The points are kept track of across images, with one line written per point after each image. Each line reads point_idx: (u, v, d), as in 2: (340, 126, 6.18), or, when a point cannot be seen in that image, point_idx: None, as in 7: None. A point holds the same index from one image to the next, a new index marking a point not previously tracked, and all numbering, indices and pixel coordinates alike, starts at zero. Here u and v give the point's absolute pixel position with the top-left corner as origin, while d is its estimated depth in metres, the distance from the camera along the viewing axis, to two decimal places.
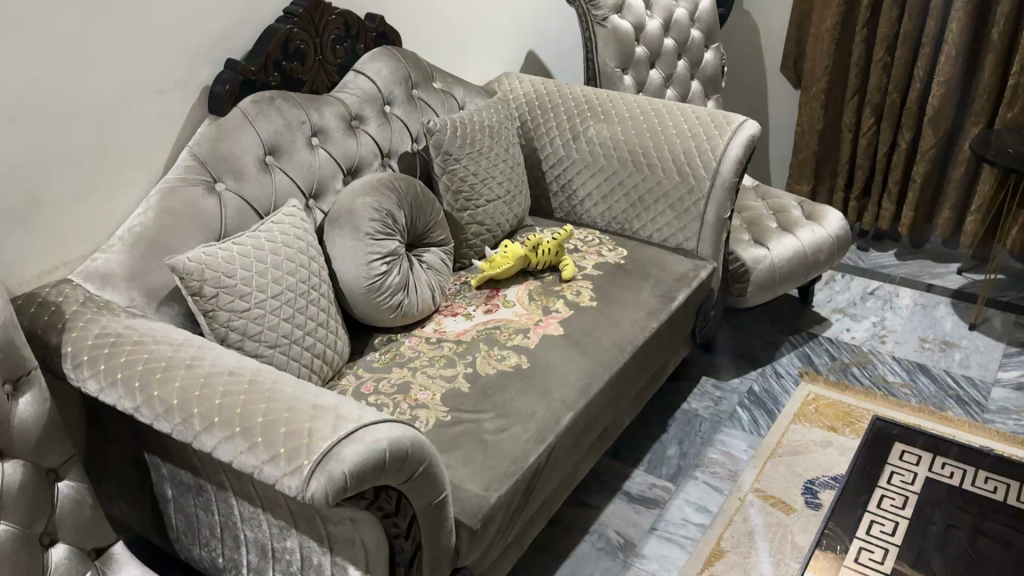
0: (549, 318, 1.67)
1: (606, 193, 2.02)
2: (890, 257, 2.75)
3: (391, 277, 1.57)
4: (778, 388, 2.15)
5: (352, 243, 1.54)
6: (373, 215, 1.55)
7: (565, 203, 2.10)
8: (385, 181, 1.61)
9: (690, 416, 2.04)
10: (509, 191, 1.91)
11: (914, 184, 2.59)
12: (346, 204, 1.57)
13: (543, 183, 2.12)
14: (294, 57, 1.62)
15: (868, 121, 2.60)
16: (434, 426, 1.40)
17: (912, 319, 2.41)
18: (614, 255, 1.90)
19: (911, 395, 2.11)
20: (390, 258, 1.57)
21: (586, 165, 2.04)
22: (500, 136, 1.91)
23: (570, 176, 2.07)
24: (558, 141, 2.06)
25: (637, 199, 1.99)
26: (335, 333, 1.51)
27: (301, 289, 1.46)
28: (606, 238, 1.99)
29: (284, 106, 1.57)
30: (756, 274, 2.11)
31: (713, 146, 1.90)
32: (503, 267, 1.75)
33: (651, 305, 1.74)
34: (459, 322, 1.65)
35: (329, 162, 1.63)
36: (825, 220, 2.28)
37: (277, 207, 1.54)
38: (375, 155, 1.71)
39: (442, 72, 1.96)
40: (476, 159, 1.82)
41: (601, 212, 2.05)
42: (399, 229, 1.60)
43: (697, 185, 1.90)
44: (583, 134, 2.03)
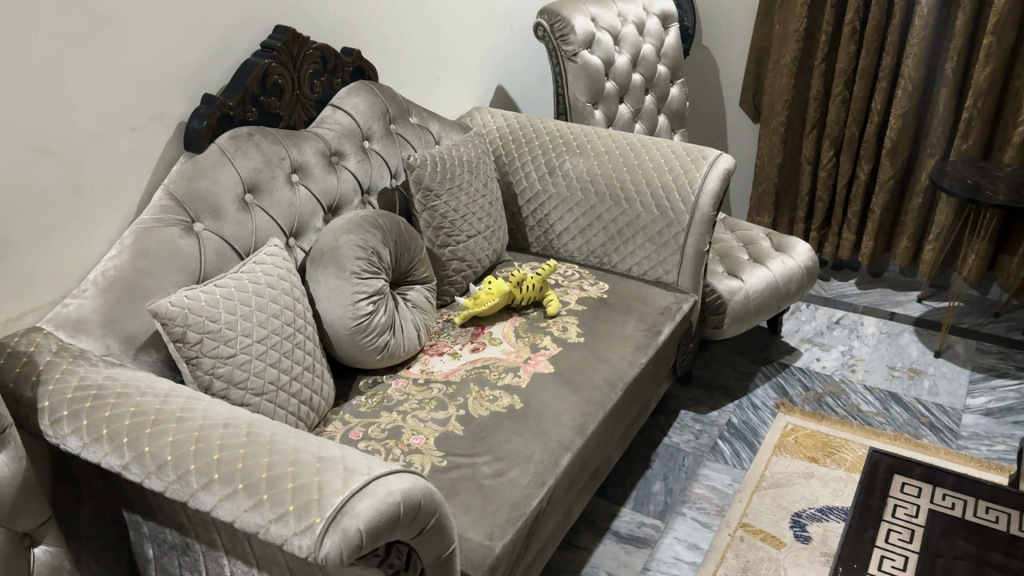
0: (538, 356, 1.63)
1: (583, 227, 2.01)
2: (851, 285, 2.79)
3: (377, 317, 1.52)
4: (756, 419, 2.14)
5: (337, 282, 1.48)
6: (358, 253, 1.51)
7: (541, 237, 2.08)
8: (368, 219, 1.56)
9: (673, 451, 2.02)
10: (488, 226, 1.88)
11: (874, 214, 2.65)
12: (329, 242, 1.52)
13: (518, 218, 2.09)
14: (272, 91, 1.56)
15: (828, 153, 2.65)
16: (431, 472, 1.35)
17: (879, 347, 2.44)
18: (596, 290, 1.88)
19: (886, 424, 2.13)
20: (376, 298, 1.52)
21: (562, 200, 2.02)
22: (478, 171, 1.88)
23: (546, 211, 2.05)
24: (533, 176, 2.05)
25: (615, 233, 1.97)
26: (321, 378, 1.45)
27: (287, 333, 1.39)
28: (585, 272, 1.97)
29: (264, 142, 1.51)
30: (732, 306, 2.11)
31: (691, 180, 1.90)
32: (489, 303, 1.71)
33: (638, 341, 1.72)
34: (446, 362, 1.61)
35: (310, 199, 1.57)
36: (794, 250, 2.30)
37: (258, 247, 1.48)
38: (355, 191, 1.66)
39: (417, 106, 1.92)
40: (455, 195, 1.80)
41: (578, 247, 2.04)
42: (384, 267, 1.55)
43: (676, 219, 1.90)
44: (559, 169, 2.02)
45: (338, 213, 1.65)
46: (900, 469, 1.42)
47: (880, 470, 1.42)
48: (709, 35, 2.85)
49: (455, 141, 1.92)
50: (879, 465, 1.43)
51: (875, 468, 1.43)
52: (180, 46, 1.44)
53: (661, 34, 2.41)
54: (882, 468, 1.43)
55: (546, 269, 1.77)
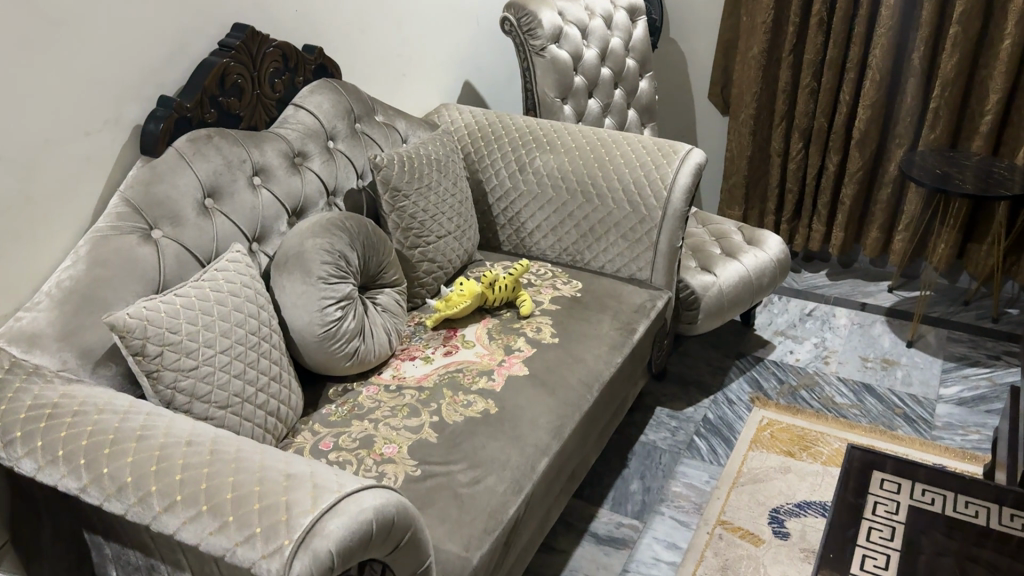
0: (512, 358, 1.60)
1: (555, 225, 1.98)
2: (822, 276, 2.79)
3: (345, 323, 1.47)
4: (732, 414, 2.13)
5: (303, 288, 1.44)
6: (325, 257, 1.46)
7: (512, 236, 2.04)
8: (334, 222, 1.52)
9: (649, 448, 2.00)
10: (458, 226, 1.84)
11: (843, 205, 2.65)
12: (294, 247, 1.47)
13: (489, 216, 2.06)
14: (231, 92, 1.51)
15: (797, 145, 2.64)
16: (404, 482, 1.31)
17: (852, 338, 2.44)
18: (569, 289, 1.85)
19: (860, 416, 2.12)
20: (344, 303, 1.47)
21: (534, 198, 1.99)
22: (447, 169, 1.84)
23: (517, 209, 2.01)
24: (504, 174, 2.01)
25: (588, 231, 1.94)
26: (288, 388, 1.40)
27: (252, 342, 1.35)
28: (558, 270, 1.94)
29: (223, 144, 1.46)
30: (705, 301, 2.09)
31: (663, 175, 1.88)
32: (461, 305, 1.68)
33: (613, 340, 1.69)
34: (418, 367, 1.57)
35: (273, 202, 1.52)
36: (766, 244, 2.29)
37: (220, 253, 1.43)
38: (320, 193, 1.62)
39: (382, 104, 1.88)
40: (424, 195, 1.76)
41: (550, 245, 2.00)
42: (352, 271, 1.51)
43: (648, 215, 1.88)
44: (530, 167, 1.99)
45: (303, 216, 1.60)
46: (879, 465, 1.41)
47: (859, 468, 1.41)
48: (677, 28, 2.83)
49: (423, 139, 1.88)
50: (858, 462, 1.42)
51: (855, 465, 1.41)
52: (134, 46, 1.39)
53: (629, 28, 2.38)
54: (861, 465, 1.41)
55: (520, 269, 1.73)
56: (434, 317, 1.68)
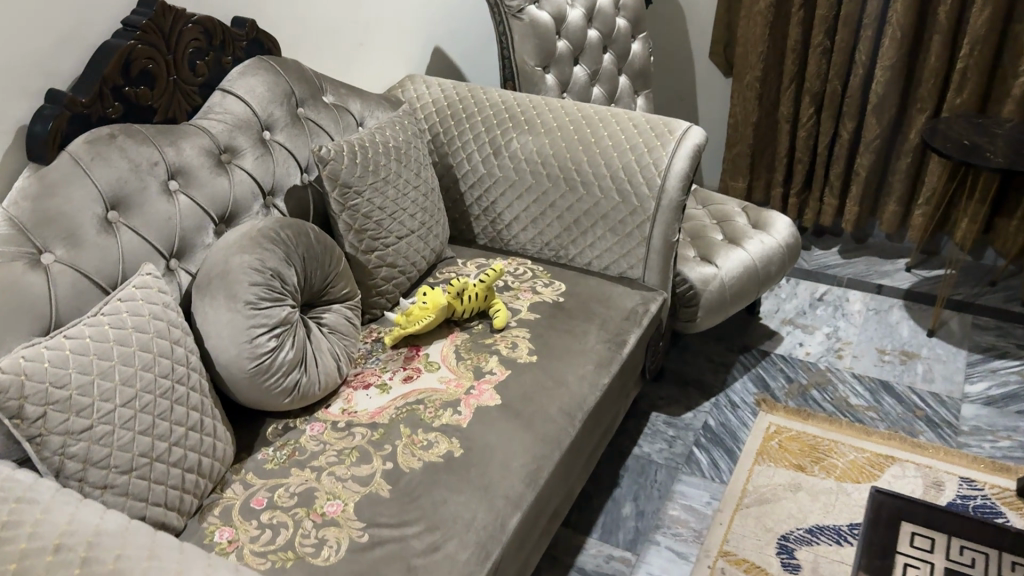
0: (482, 383, 1.39)
1: (535, 216, 1.75)
2: (834, 253, 2.55)
3: (282, 353, 1.26)
4: (736, 420, 1.92)
5: (229, 316, 1.22)
6: (255, 277, 1.24)
7: (488, 228, 1.81)
8: (267, 232, 1.29)
9: (644, 463, 1.80)
10: (422, 223, 1.61)
11: (858, 177, 2.40)
12: (218, 265, 1.24)
13: (461, 205, 1.82)
14: (140, 80, 1.27)
15: (808, 111, 2.39)
16: (348, 551, 1.11)
17: (867, 328, 2.22)
18: (551, 293, 1.63)
19: (878, 420, 1.91)
20: (279, 331, 1.25)
21: (510, 186, 1.75)
22: (408, 158, 1.61)
23: (492, 198, 1.78)
24: (476, 157, 1.78)
25: (572, 223, 1.71)
26: (213, 436, 1.19)
27: (164, 388, 1.13)
28: (539, 269, 1.71)
29: (129, 144, 1.23)
30: (706, 296, 1.87)
31: (656, 159, 1.64)
32: (425, 321, 1.45)
33: (599, 356, 1.47)
34: (372, 398, 1.35)
35: (194, 210, 1.29)
36: (773, 227, 2.05)
37: (128, 277, 1.21)
38: (254, 196, 1.39)
39: (333, 81, 1.63)
40: (380, 190, 1.52)
41: (530, 238, 1.77)
42: (290, 291, 1.29)
43: (640, 205, 1.65)
44: (505, 150, 1.75)
45: (234, 224, 1.37)
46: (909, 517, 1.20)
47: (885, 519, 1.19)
48: None
49: (381, 122, 1.64)
50: (884, 512, 1.21)
51: (880, 516, 1.20)
52: (13, 29, 1.14)
53: None
54: (887, 515, 1.20)
55: (493, 275, 1.50)
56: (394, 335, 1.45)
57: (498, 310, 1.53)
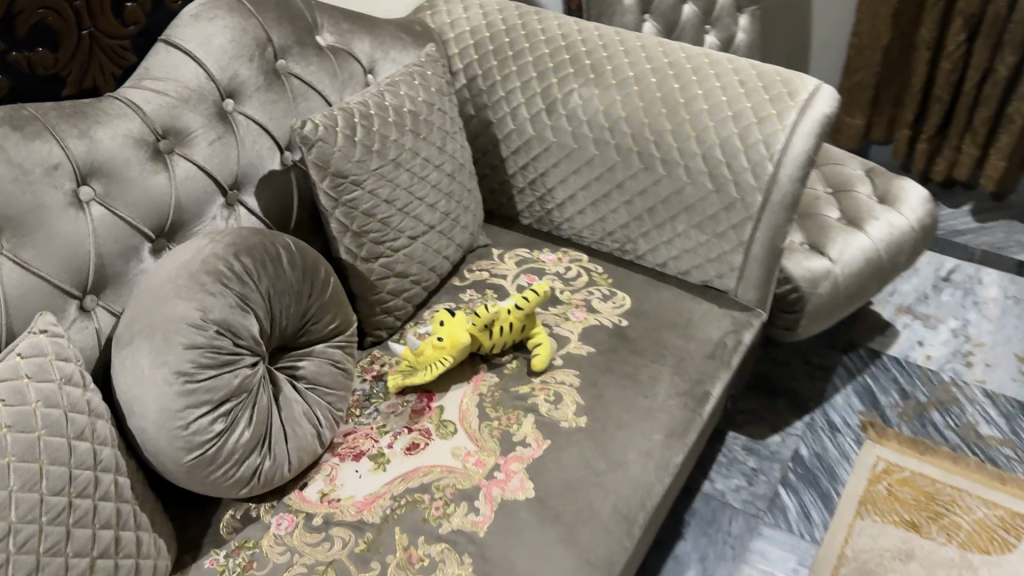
0: (510, 461, 1.03)
1: (597, 198, 1.34)
2: (965, 215, 2.08)
3: (235, 436, 0.92)
4: (834, 450, 1.55)
5: (156, 393, 0.87)
6: (195, 336, 0.88)
7: (534, 206, 1.41)
8: (217, 262, 0.92)
9: (715, 507, 1.46)
10: (446, 214, 1.22)
11: (1012, 125, 1.90)
12: (145, 315, 0.88)
13: (502, 174, 1.41)
14: (34, 40, 0.87)
15: (957, 38, 1.86)
16: None
17: (1005, 325, 1.79)
18: (611, 312, 1.24)
19: (1017, 462, 1.51)
20: (228, 407, 0.91)
21: (567, 156, 1.34)
22: (430, 125, 1.19)
23: (542, 169, 1.37)
24: (525, 115, 1.36)
25: (645, 212, 1.30)
26: (135, 556, 0.88)
27: (59, 507, 0.80)
28: (599, 270, 1.32)
29: (13, 141, 0.85)
30: (814, 300, 1.45)
31: (769, 136, 1.19)
32: (443, 363, 1.09)
33: (670, 420, 1.10)
34: (362, 477, 1.02)
35: (116, 228, 0.93)
36: (904, 202, 1.60)
37: (15, 333, 0.86)
38: (209, 196, 1.01)
39: (333, 12, 1.21)
40: (389, 176, 1.13)
41: (588, 225, 1.37)
42: (249, 345, 0.93)
43: (739, 199, 1.22)
44: (562, 107, 1.33)
45: (181, 235, 1.00)
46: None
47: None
48: None
49: (396, 72, 1.22)
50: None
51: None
52: None
53: None
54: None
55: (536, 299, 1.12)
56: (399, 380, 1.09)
57: (540, 342, 1.15)
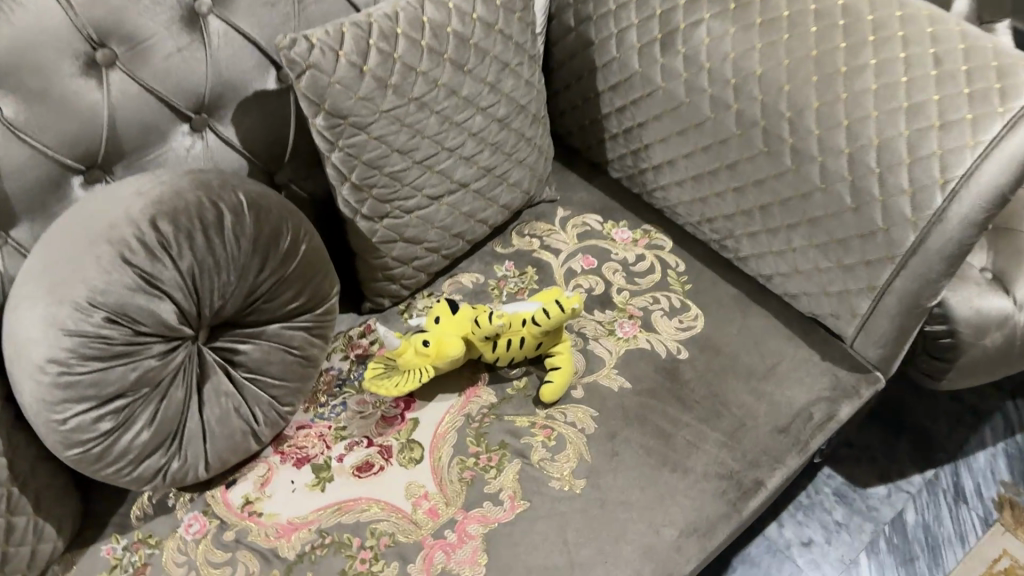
0: (468, 519, 0.83)
1: (701, 172, 1.02)
2: None
3: (129, 436, 0.76)
4: (950, 527, 1.23)
5: (28, 381, 0.71)
6: (77, 322, 0.70)
7: (626, 159, 1.10)
8: (127, 225, 0.72)
9: (774, 562, 1.20)
10: (487, 170, 0.96)
11: None
12: (28, 282, 0.71)
13: (595, 111, 1.11)
14: None
15: None
16: None
17: None
18: (672, 335, 0.96)
19: None
20: (122, 403, 0.75)
21: (674, 109, 1.01)
22: (482, 54, 0.90)
23: (641, 118, 1.05)
24: (633, 42, 1.02)
25: (756, 208, 0.98)
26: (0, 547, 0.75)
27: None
28: (679, 268, 1.03)
29: None
30: (976, 353, 1.09)
31: (950, 152, 0.81)
32: (425, 372, 0.87)
33: (695, 513, 0.84)
34: (295, 493, 0.85)
35: (25, 157, 0.74)
36: None
37: None
38: (164, 121, 0.81)
39: None
40: (410, 117, 0.87)
41: (685, 202, 1.05)
42: (159, 332, 0.75)
43: (883, 230, 0.87)
44: (683, 42, 0.98)
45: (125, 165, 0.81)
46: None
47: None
48: None
49: None
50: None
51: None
52: None
53: None
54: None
55: (557, 316, 0.85)
56: (374, 383, 0.89)
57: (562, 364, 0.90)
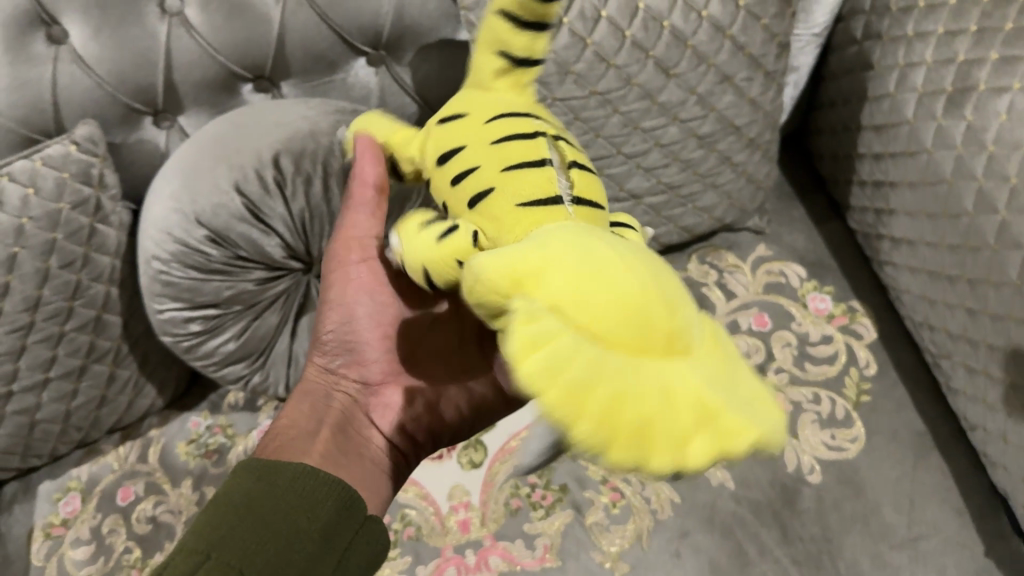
0: (494, 549, 0.77)
1: (938, 271, 0.80)
2: None
3: (222, 338, 0.79)
4: None
5: (147, 267, 0.73)
6: (197, 230, 0.71)
7: (867, 215, 0.89)
8: (265, 148, 0.72)
9: None
10: (670, 187, 0.83)
11: None
12: (177, 174, 0.71)
13: (853, 145, 0.89)
14: None
15: None
16: None
17: None
18: (814, 448, 0.80)
19: None
20: (212, 313, 0.77)
21: (933, 185, 0.79)
22: (699, 60, 0.75)
23: (895, 177, 0.84)
24: (916, 85, 0.79)
25: (984, 344, 0.75)
26: (101, 389, 0.84)
27: (7, 346, 0.76)
28: (868, 372, 0.84)
29: None
30: None
31: None
32: (652, 443, 0.30)
33: None
34: None
35: (222, 45, 0.76)
36: None
37: (55, 137, 0.75)
38: (355, 46, 0.79)
39: None
40: (597, 113, 0.75)
41: (912, 294, 0.84)
42: (266, 257, 0.75)
43: None
44: (973, 107, 0.74)
45: (319, 77, 0.81)
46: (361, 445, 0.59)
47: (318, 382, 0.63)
48: None
49: None
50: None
51: (332, 264, 0.63)
52: None
53: None
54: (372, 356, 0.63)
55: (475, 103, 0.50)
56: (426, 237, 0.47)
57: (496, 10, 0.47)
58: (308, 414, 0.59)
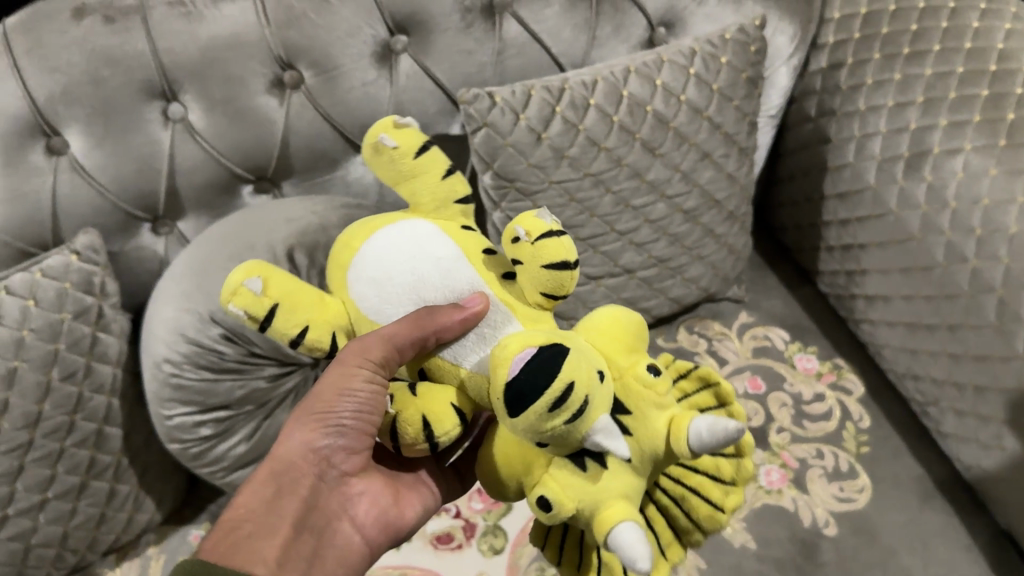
0: None
1: (916, 321, 0.85)
2: None
3: (231, 441, 0.77)
4: None
5: (156, 372, 0.72)
6: (212, 330, 0.71)
7: (838, 277, 0.95)
8: (278, 246, 0.73)
9: None
10: (659, 261, 0.87)
11: None
12: (189, 276, 0.72)
13: (817, 213, 0.96)
14: None
15: None
16: None
17: None
18: (826, 502, 0.82)
19: None
20: (224, 415, 0.76)
21: (903, 242, 0.85)
22: (681, 140, 0.81)
23: (864, 239, 0.90)
24: (874, 153, 0.87)
25: (971, 385, 0.80)
26: (101, 507, 0.81)
27: (4, 468, 0.72)
28: (862, 425, 0.88)
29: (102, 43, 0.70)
30: None
31: None
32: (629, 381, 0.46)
33: None
34: None
35: (226, 149, 0.78)
36: None
37: (58, 248, 0.74)
38: (354, 145, 0.82)
39: None
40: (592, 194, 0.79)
41: (892, 346, 0.89)
42: (278, 354, 0.75)
43: None
44: (931, 168, 0.81)
45: (318, 176, 0.83)
46: (325, 549, 0.58)
47: (302, 463, 0.57)
48: None
49: (669, 46, 0.81)
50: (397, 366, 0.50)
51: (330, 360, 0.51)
52: None
53: None
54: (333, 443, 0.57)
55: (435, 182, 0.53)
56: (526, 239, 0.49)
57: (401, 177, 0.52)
58: (270, 510, 0.56)
